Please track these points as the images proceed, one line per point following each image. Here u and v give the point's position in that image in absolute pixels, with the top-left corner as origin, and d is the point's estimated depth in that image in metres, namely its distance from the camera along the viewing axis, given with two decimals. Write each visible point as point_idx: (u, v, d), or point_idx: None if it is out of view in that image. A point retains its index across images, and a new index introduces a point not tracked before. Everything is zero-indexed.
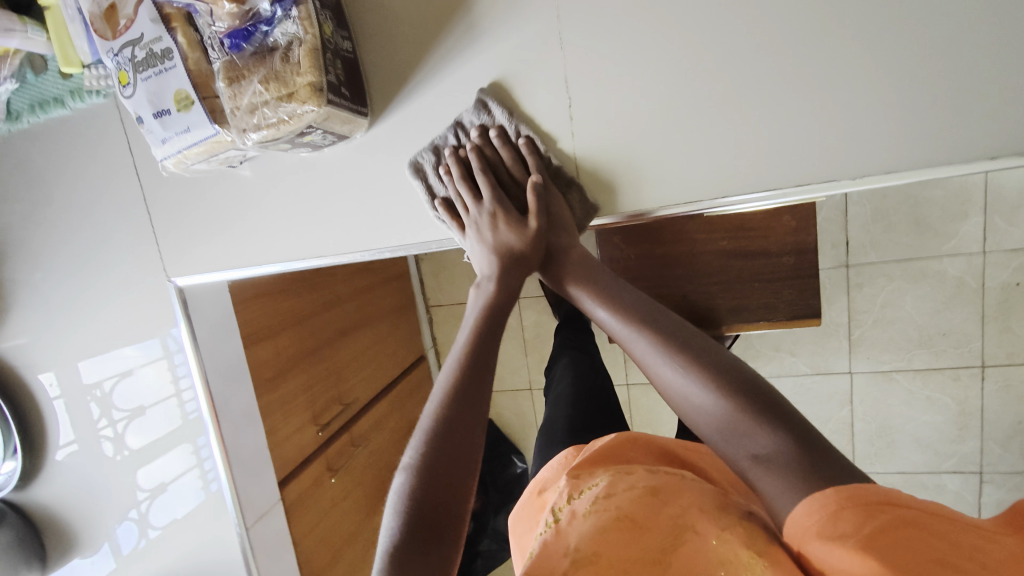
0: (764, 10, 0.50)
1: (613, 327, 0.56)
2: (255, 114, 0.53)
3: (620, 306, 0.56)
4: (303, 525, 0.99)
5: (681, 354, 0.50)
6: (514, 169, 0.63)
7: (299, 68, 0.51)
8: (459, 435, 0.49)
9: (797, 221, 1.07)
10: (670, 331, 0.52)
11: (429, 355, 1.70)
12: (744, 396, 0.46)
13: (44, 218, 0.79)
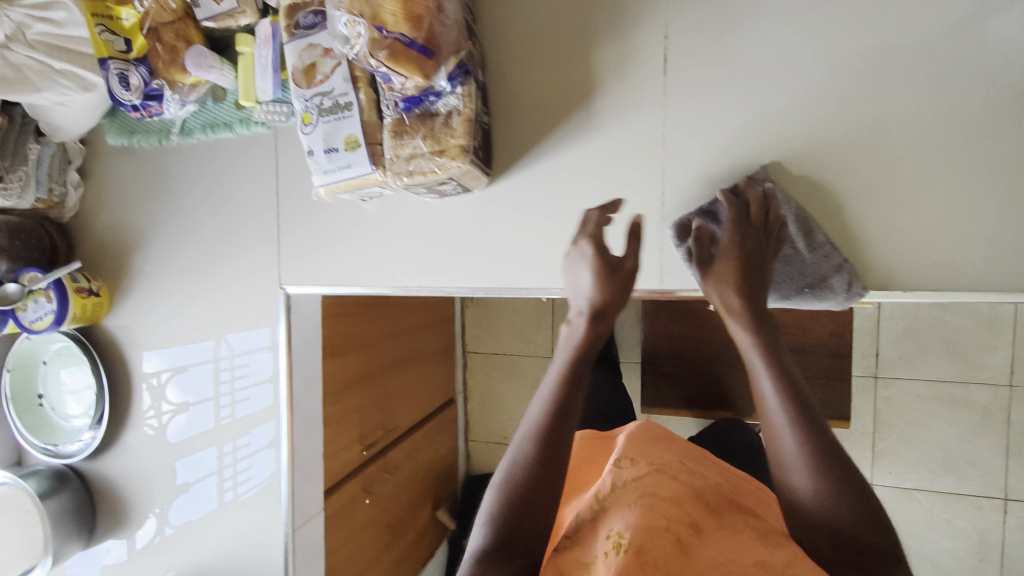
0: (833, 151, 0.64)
1: (764, 394, 0.59)
2: (410, 162, 0.65)
3: (774, 377, 0.59)
4: (335, 537, 1.03)
5: (807, 435, 0.55)
6: (788, 235, 0.65)
7: (454, 132, 0.64)
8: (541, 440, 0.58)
9: (835, 326, 1.18)
10: (801, 416, 0.56)
11: (460, 398, 1.76)
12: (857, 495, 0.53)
13: (185, 219, 0.92)
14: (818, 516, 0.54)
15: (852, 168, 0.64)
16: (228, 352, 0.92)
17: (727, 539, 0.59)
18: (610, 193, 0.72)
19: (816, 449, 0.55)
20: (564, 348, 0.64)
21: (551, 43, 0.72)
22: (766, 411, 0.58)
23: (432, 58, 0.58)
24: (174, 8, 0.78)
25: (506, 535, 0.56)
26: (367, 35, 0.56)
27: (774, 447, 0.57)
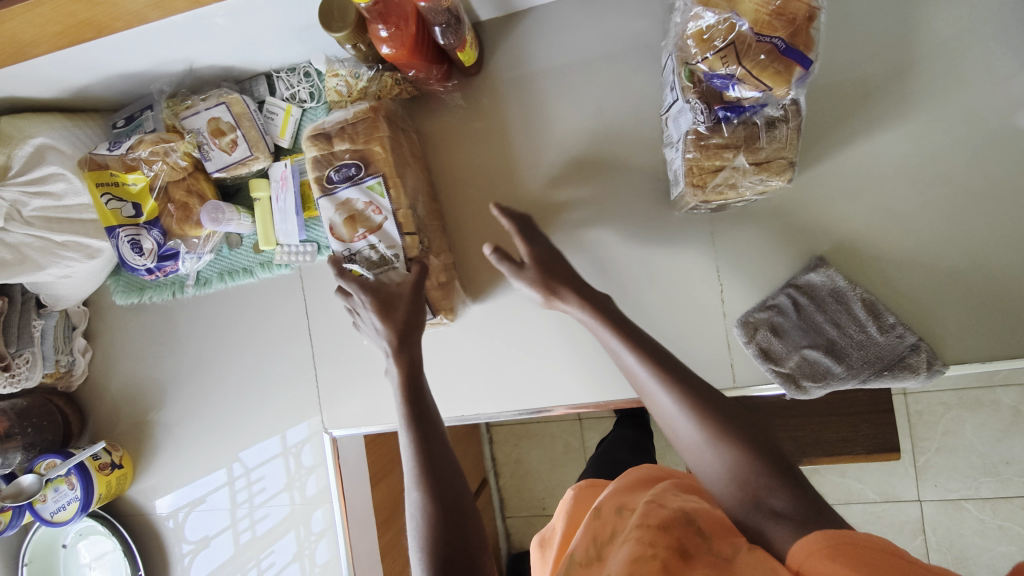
0: (878, 234, 0.65)
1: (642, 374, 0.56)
2: (719, 181, 0.59)
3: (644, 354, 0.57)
4: None
5: (691, 401, 0.53)
6: (858, 320, 0.64)
7: (781, 145, 0.56)
8: (443, 491, 0.52)
9: None
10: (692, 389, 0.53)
11: (490, 477, 1.71)
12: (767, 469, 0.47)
13: (211, 368, 0.87)
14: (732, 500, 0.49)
15: (905, 242, 0.65)
16: (242, 471, 0.87)
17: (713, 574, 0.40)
18: (665, 293, 0.70)
19: (700, 415, 0.52)
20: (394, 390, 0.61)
21: (890, 25, 0.64)
22: (659, 397, 0.55)
23: (803, 68, 0.49)
24: (184, 165, 0.75)
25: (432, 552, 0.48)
26: (736, 38, 0.49)
27: (663, 420, 0.55)
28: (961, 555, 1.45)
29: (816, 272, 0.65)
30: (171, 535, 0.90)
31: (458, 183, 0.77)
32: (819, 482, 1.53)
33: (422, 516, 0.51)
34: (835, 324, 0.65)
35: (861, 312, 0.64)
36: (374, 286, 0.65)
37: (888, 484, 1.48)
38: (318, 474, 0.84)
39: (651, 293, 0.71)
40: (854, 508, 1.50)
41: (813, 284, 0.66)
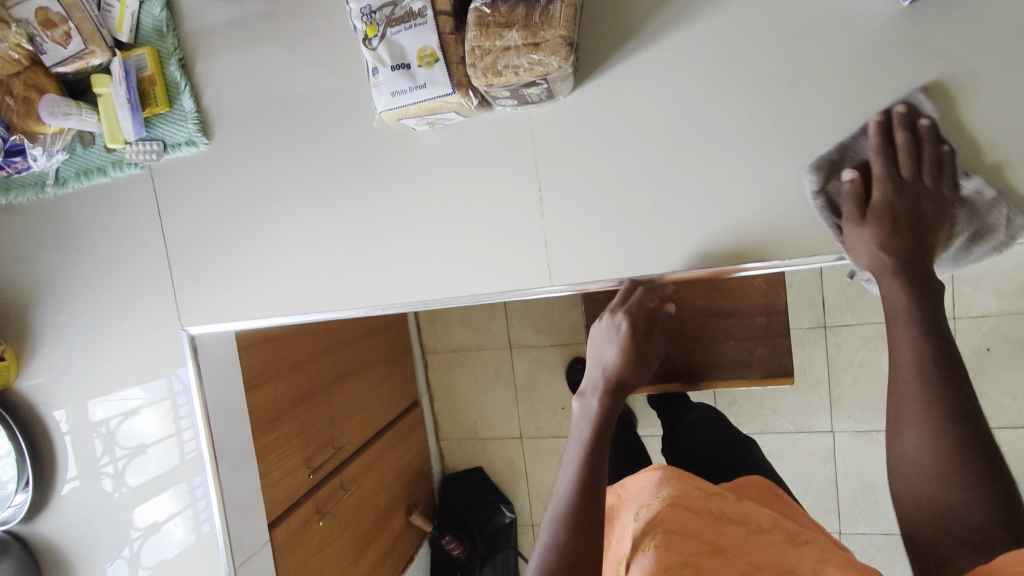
0: (694, 123, 0.62)
1: (906, 365, 0.54)
2: (498, 61, 0.55)
3: (917, 344, 0.54)
4: (291, 564, 1.03)
5: (938, 421, 0.51)
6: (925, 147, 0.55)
7: (553, 20, 0.54)
8: (588, 515, 0.60)
9: (767, 283, 1.19)
10: (941, 392, 0.51)
11: (424, 400, 1.80)
12: (975, 474, 0.48)
13: (79, 269, 0.90)
14: (927, 497, 0.50)
15: (711, 140, 0.62)
16: (181, 387, 0.88)
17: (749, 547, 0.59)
18: (485, 191, 0.70)
19: (939, 423, 0.51)
20: (584, 426, 0.68)
21: None
22: (902, 370, 0.54)
23: None
24: (17, 59, 0.74)
25: (563, 563, 0.57)
26: None
27: (904, 439, 0.53)
28: (868, 483, 1.49)
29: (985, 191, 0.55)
30: (101, 435, 0.95)
31: (286, 78, 0.74)
32: (737, 412, 1.57)
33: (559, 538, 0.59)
34: (921, 167, 0.56)
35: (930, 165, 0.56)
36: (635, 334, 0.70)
37: (803, 414, 1.51)
38: (179, 369, 0.87)
39: (472, 192, 0.70)
40: (769, 437, 1.54)
41: (852, 157, 0.59)
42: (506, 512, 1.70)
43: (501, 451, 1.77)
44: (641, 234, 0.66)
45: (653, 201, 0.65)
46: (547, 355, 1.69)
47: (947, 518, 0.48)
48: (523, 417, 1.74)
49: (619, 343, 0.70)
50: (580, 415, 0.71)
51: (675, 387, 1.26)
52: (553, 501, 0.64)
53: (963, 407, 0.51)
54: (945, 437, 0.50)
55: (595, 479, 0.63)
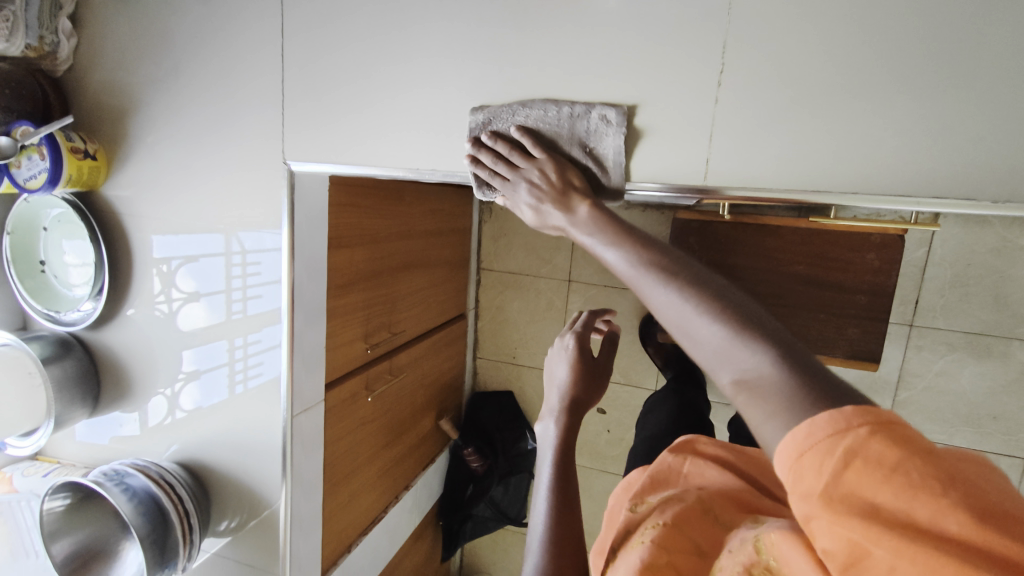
0: (944, 16, 0.51)
1: (623, 268, 0.48)
2: None
3: (632, 247, 0.49)
4: (335, 430, 1.02)
5: (681, 290, 0.43)
6: None
7: None
8: (566, 552, 0.62)
9: (882, 261, 1.10)
10: (675, 268, 0.45)
11: (470, 314, 1.76)
12: (741, 328, 0.40)
13: (182, 82, 0.84)
14: (716, 373, 0.41)
15: (961, 42, 0.51)
16: (240, 249, 0.87)
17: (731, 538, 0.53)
18: (655, 64, 0.61)
19: (701, 297, 0.42)
20: (547, 457, 0.69)
21: None
22: (636, 265, 0.47)
23: None
24: None
25: None
26: None
27: (664, 321, 0.44)
28: None
29: (611, 114, 0.63)
30: (161, 274, 0.93)
31: None
32: None
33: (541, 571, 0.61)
34: None
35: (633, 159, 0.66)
36: (589, 359, 0.71)
37: None
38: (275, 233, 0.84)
39: (639, 63, 0.62)
40: None
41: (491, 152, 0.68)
42: (528, 440, 1.70)
43: (535, 381, 1.75)
44: (830, 144, 0.56)
45: (864, 104, 0.54)
46: (605, 296, 1.64)
47: (738, 387, 0.39)
48: None
49: (573, 363, 0.70)
50: (546, 440, 0.70)
51: None
52: (530, 536, 0.66)
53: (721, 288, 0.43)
54: (704, 307, 0.42)
55: (566, 511, 0.66)
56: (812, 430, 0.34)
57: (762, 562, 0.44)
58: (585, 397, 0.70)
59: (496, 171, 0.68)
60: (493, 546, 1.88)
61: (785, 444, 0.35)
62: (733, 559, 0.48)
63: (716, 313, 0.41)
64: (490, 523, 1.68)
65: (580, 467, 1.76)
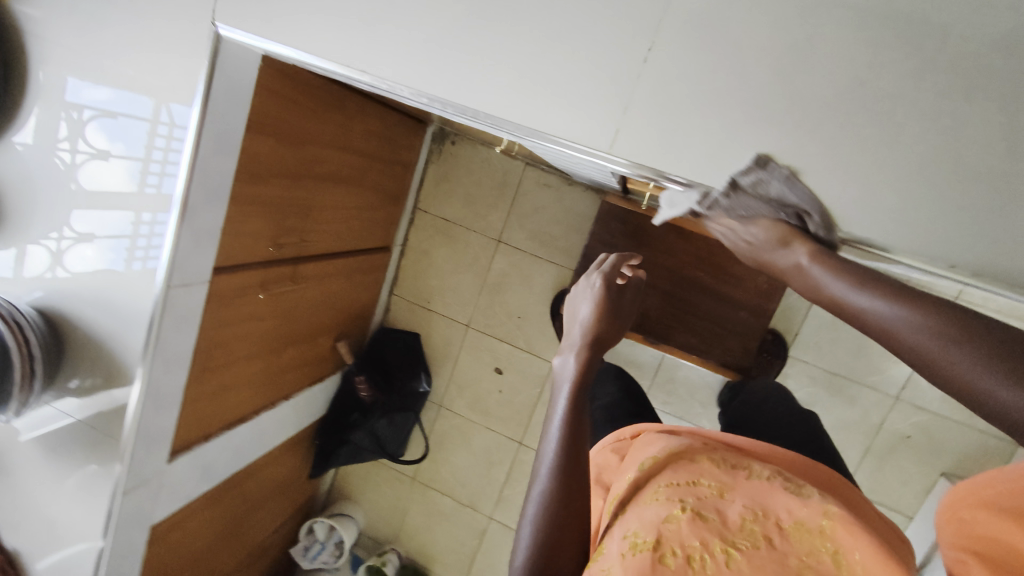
0: (843, 51, 0.55)
1: (825, 283, 0.51)
2: None
3: (837, 267, 0.51)
4: (214, 317, 1.00)
5: (921, 305, 0.45)
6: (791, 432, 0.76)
7: None
8: (578, 495, 0.61)
9: (770, 285, 1.19)
10: (879, 279, 0.49)
11: (394, 250, 1.75)
12: (954, 323, 0.43)
13: None
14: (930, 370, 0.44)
15: (852, 80, 0.55)
16: (166, 121, 0.83)
17: (755, 490, 0.63)
18: (591, 22, 0.62)
19: (934, 310, 0.44)
20: (564, 382, 0.68)
21: None
22: (853, 281, 0.49)
23: None
24: None
25: (546, 538, 0.58)
26: None
27: (871, 328, 0.47)
28: None
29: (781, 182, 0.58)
30: (69, 120, 0.87)
31: None
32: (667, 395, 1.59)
33: (546, 498, 0.60)
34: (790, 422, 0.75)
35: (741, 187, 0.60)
36: (613, 300, 0.75)
37: None
38: (189, 106, 0.81)
39: (576, 18, 0.62)
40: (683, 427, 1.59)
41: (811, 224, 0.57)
42: (422, 382, 1.74)
43: (443, 329, 1.78)
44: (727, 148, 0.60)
45: (762, 111, 0.58)
46: (528, 264, 1.68)
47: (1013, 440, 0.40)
48: (478, 308, 1.74)
49: (593, 300, 0.74)
50: (558, 374, 0.70)
51: (637, 338, 1.26)
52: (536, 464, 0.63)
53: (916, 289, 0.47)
54: (930, 311, 0.45)
55: (578, 445, 0.63)
56: None
57: (823, 543, 0.56)
58: (607, 332, 0.72)
59: (734, 230, 0.61)
60: (366, 476, 1.93)
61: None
62: (776, 523, 0.58)
63: (930, 313, 0.44)
64: (365, 454, 1.70)
65: (465, 419, 1.81)
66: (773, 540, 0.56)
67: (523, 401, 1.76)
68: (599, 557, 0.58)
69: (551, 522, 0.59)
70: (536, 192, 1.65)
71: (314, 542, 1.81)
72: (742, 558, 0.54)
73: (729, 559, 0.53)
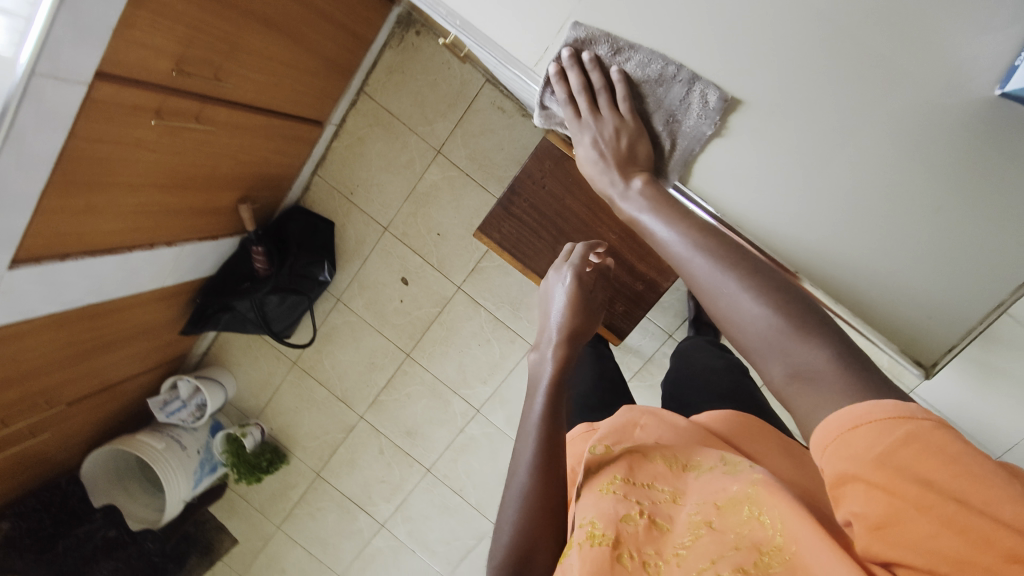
0: None
1: (676, 249, 0.60)
2: None
3: (684, 232, 0.61)
4: (90, 127, 0.90)
5: (748, 282, 0.54)
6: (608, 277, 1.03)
7: None
8: (553, 478, 0.68)
9: (667, 264, 1.25)
10: (733, 257, 0.56)
11: (328, 129, 1.65)
12: (792, 313, 0.51)
13: None
14: (756, 343, 0.52)
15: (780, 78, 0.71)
16: None
17: (704, 484, 0.65)
18: None
19: (762, 290, 0.53)
20: (543, 376, 0.75)
21: None
22: (703, 248, 0.58)
23: None
24: None
25: (532, 512, 0.65)
26: None
27: (718, 306, 0.55)
28: None
29: (713, 96, 0.73)
30: None
31: None
32: None
33: (529, 484, 0.67)
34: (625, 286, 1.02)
35: (652, 68, 0.74)
36: (585, 289, 0.88)
37: None
38: None
39: None
40: None
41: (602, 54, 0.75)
42: (322, 273, 1.68)
43: (357, 225, 1.73)
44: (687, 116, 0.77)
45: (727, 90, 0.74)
46: (461, 184, 1.64)
47: (786, 380, 0.50)
48: (401, 215, 1.69)
49: (575, 285, 0.87)
50: (535, 365, 0.79)
51: (536, 280, 1.32)
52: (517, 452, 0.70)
53: (773, 278, 0.54)
54: (766, 295, 0.53)
55: (553, 435, 0.70)
56: (838, 424, 0.45)
57: (751, 511, 0.58)
58: (581, 324, 0.82)
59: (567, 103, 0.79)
60: (246, 350, 1.90)
61: (818, 441, 0.47)
62: (718, 507, 0.61)
63: (765, 297, 0.53)
64: (246, 326, 1.66)
65: (360, 319, 1.80)
66: (712, 524, 0.59)
67: (421, 316, 1.76)
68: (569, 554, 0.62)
69: (529, 515, 0.66)
70: (489, 113, 1.59)
71: (175, 399, 1.79)
72: (688, 554, 0.57)
73: (682, 559, 0.57)
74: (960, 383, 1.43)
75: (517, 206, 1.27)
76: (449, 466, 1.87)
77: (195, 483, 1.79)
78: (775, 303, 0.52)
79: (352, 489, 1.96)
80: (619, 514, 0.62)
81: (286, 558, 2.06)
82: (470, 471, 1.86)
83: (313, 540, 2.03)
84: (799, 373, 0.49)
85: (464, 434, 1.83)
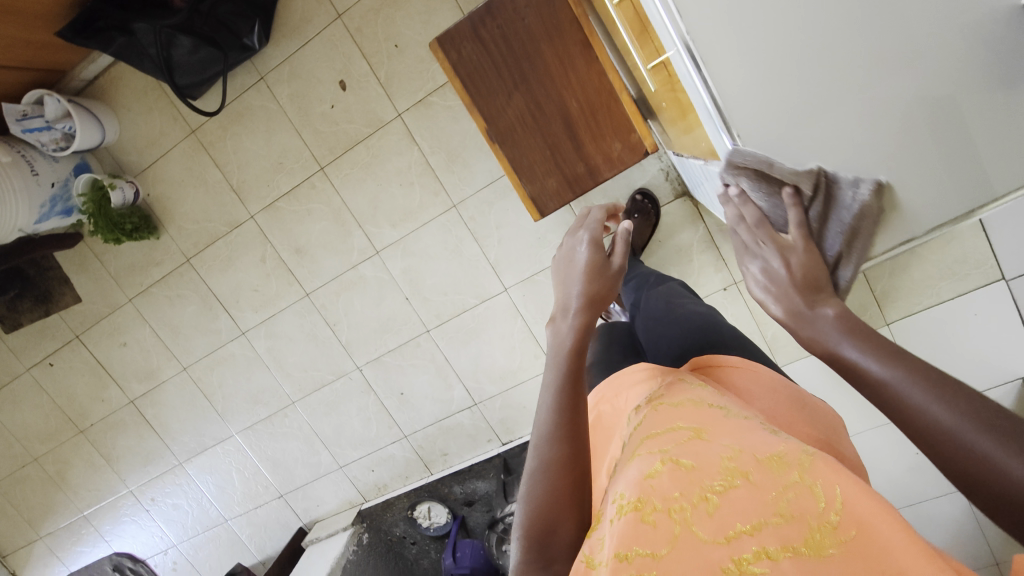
0: None
1: (875, 379, 0.55)
2: None
3: (869, 370, 0.56)
4: None
5: (957, 409, 0.48)
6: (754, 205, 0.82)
7: None
8: (562, 469, 0.63)
9: (618, 155, 1.16)
10: (937, 381, 0.51)
11: None
12: (999, 434, 0.45)
13: None
14: (957, 459, 0.47)
15: None
16: None
17: (739, 428, 0.56)
18: None
19: (964, 413, 0.47)
20: (552, 353, 0.73)
21: None
22: (897, 383, 0.53)
23: None
24: None
25: (546, 511, 0.61)
26: None
27: (915, 421, 0.50)
28: (477, 330, 1.73)
29: None
30: None
31: None
32: (481, 214, 1.61)
33: (541, 483, 0.63)
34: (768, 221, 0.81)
35: None
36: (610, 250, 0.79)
37: (506, 264, 1.65)
38: None
39: None
40: (473, 247, 1.65)
41: None
42: (251, 36, 1.45)
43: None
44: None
45: None
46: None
47: (998, 512, 0.44)
48: (361, 9, 1.47)
49: (593, 244, 0.78)
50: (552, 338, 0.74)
51: (479, 123, 1.18)
52: (530, 454, 0.67)
53: (984, 407, 0.47)
54: (969, 415, 0.47)
55: (559, 426, 0.66)
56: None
57: (801, 475, 0.48)
58: (597, 289, 0.75)
59: None
60: (141, 96, 1.65)
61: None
62: (754, 458, 0.51)
63: (970, 420, 0.47)
64: (142, 63, 1.42)
65: (281, 109, 1.60)
66: (751, 476, 0.49)
67: (349, 131, 1.59)
68: (598, 525, 0.56)
69: (543, 508, 0.61)
70: None
71: (37, 116, 1.55)
72: (723, 502, 0.48)
73: (713, 508, 0.48)
74: (822, 374, 1.53)
75: (487, 30, 1.09)
76: (329, 297, 1.78)
77: (41, 218, 1.58)
78: (968, 416, 0.47)
79: (221, 287, 1.83)
80: (656, 483, 0.52)
81: (129, 332, 1.96)
82: (349, 310, 1.79)
83: (166, 325, 1.92)
84: (1008, 507, 0.43)
85: (355, 270, 1.73)
